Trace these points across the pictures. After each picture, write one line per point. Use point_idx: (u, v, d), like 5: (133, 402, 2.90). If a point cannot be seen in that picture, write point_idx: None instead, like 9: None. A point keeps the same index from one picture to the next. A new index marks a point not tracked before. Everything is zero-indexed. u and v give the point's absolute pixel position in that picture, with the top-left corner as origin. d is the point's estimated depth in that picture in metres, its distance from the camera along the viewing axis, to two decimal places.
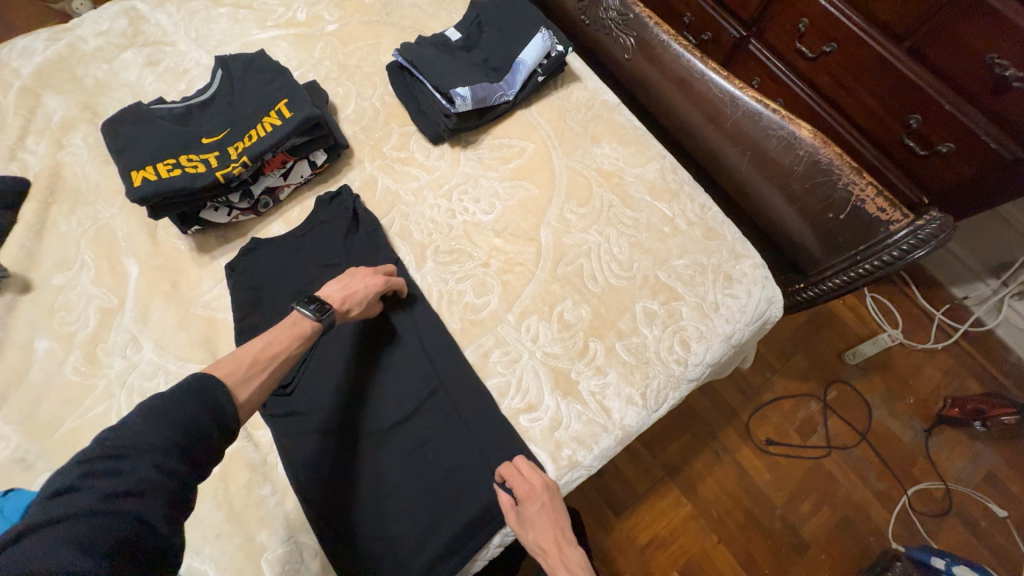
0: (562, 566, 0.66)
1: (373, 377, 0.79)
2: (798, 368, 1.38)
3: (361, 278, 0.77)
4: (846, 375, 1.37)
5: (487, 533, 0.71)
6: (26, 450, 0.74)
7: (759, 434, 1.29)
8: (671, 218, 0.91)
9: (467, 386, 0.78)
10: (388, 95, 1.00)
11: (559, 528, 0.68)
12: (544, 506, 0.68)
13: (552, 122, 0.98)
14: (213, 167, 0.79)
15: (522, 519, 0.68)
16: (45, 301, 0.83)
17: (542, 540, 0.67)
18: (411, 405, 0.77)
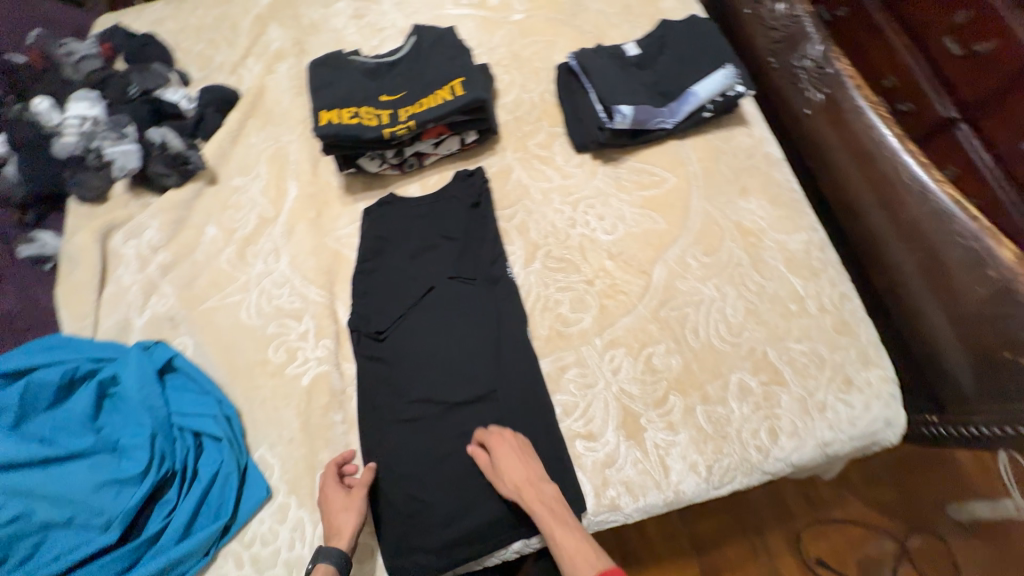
0: (537, 499, 0.70)
1: (450, 352, 0.83)
2: (885, 502, 1.20)
3: (328, 492, 0.73)
4: (946, 533, 1.16)
5: (510, 535, 0.73)
6: (178, 311, 0.90)
7: (810, 551, 1.15)
8: (801, 297, 0.83)
9: (535, 392, 0.80)
10: (549, 94, 1.02)
11: (530, 466, 0.72)
12: (514, 449, 0.73)
13: (703, 161, 0.94)
14: (383, 124, 0.87)
15: (494, 464, 0.72)
16: (222, 197, 0.99)
17: (518, 480, 0.71)
18: (476, 391, 0.80)
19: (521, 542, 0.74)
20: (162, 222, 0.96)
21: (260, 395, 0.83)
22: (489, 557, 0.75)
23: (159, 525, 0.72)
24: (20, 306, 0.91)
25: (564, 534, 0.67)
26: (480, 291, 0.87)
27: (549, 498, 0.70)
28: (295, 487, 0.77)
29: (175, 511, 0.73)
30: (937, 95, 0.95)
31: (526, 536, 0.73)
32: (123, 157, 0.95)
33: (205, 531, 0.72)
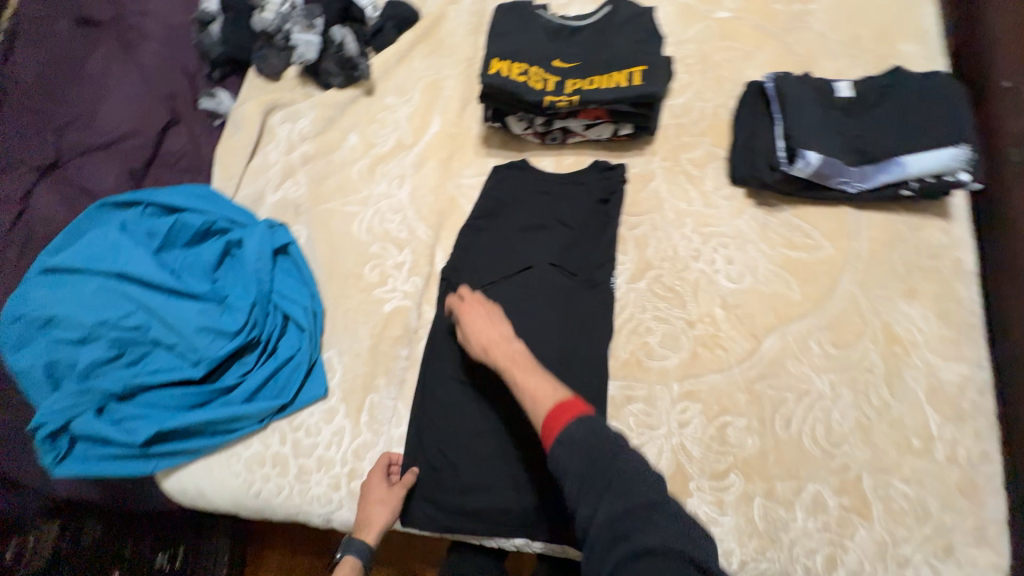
0: (503, 353, 0.72)
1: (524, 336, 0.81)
2: None
3: (371, 484, 0.75)
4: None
5: (516, 529, 0.74)
6: (303, 201, 0.96)
7: None
8: (930, 435, 0.71)
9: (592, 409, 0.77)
10: (724, 109, 0.92)
11: (497, 327, 0.75)
12: (482, 312, 0.77)
13: (874, 241, 0.81)
14: (547, 91, 0.84)
15: (464, 327, 0.76)
16: (372, 110, 1.02)
17: (485, 336, 0.74)
18: None
19: (523, 540, 0.75)
20: (317, 116, 1.02)
21: (345, 304, 0.89)
22: (487, 540, 0.76)
23: (233, 381, 0.81)
24: (185, 148, 1.02)
25: (533, 381, 0.67)
26: (575, 288, 0.84)
27: (514, 353, 0.71)
28: (348, 397, 0.83)
29: (249, 374, 0.82)
30: None
31: (532, 539, 0.74)
32: (305, 47, 1.03)
33: (266, 402, 0.80)
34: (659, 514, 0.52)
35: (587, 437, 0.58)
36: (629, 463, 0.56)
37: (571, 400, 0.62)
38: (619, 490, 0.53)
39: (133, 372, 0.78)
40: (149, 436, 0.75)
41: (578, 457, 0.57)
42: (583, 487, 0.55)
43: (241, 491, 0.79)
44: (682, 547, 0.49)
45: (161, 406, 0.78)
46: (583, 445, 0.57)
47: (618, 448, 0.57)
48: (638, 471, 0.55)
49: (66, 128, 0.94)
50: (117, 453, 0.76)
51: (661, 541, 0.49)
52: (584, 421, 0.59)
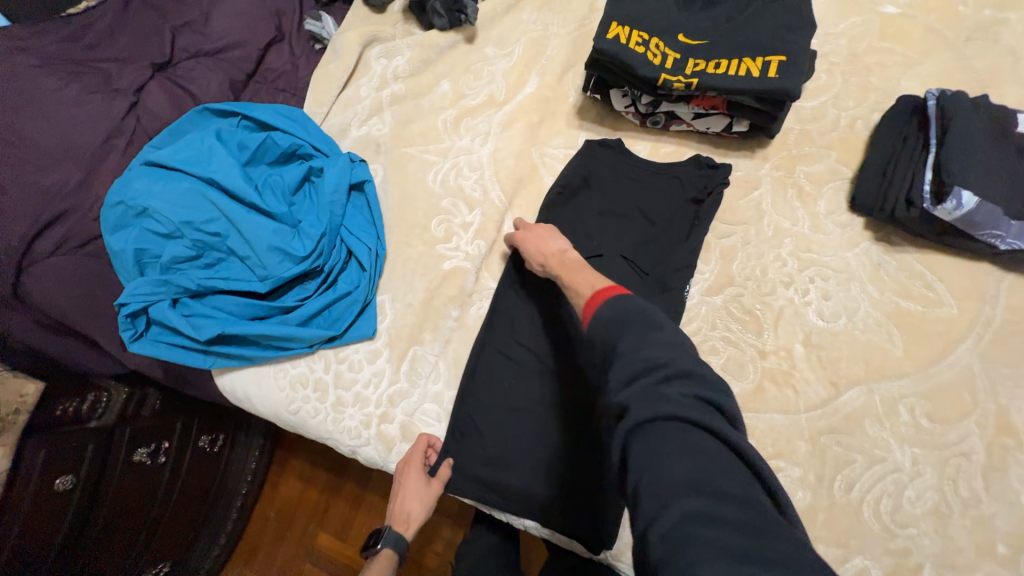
0: (556, 259, 0.71)
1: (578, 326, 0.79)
2: None
3: (408, 476, 0.76)
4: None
5: (526, 511, 0.74)
6: (385, 142, 0.95)
7: None
8: (1021, 546, 0.61)
9: None
10: (863, 122, 0.79)
11: (553, 240, 0.75)
12: (540, 232, 0.76)
13: (1011, 312, 0.68)
14: (664, 67, 0.75)
15: (522, 251, 0.77)
16: (469, 58, 0.97)
17: (539, 245, 0.75)
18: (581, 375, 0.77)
19: (533, 523, 0.75)
20: (413, 56, 0.99)
21: (406, 253, 0.88)
22: (498, 514, 0.78)
23: (293, 303, 0.84)
24: (285, 67, 1.04)
25: (580, 277, 0.65)
26: (643, 288, 0.78)
27: (568, 260, 0.70)
28: (393, 343, 0.84)
29: (308, 301, 0.84)
30: None
31: (540, 526, 0.74)
32: None
33: (319, 331, 0.82)
34: (668, 383, 0.45)
35: (611, 313, 0.54)
36: (644, 330, 0.50)
37: (606, 285, 0.59)
38: (620, 358, 0.48)
39: (208, 275, 0.83)
40: (212, 336, 0.81)
41: (599, 332, 0.54)
42: (603, 359, 0.51)
43: (282, 405, 0.85)
44: (684, 415, 0.42)
45: (227, 311, 0.83)
46: (607, 319, 0.54)
47: (650, 317, 0.51)
48: (655, 337, 0.49)
49: (183, 29, 0.98)
50: (185, 344, 0.83)
51: (660, 409, 0.43)
52: (611, 301, 0.55)
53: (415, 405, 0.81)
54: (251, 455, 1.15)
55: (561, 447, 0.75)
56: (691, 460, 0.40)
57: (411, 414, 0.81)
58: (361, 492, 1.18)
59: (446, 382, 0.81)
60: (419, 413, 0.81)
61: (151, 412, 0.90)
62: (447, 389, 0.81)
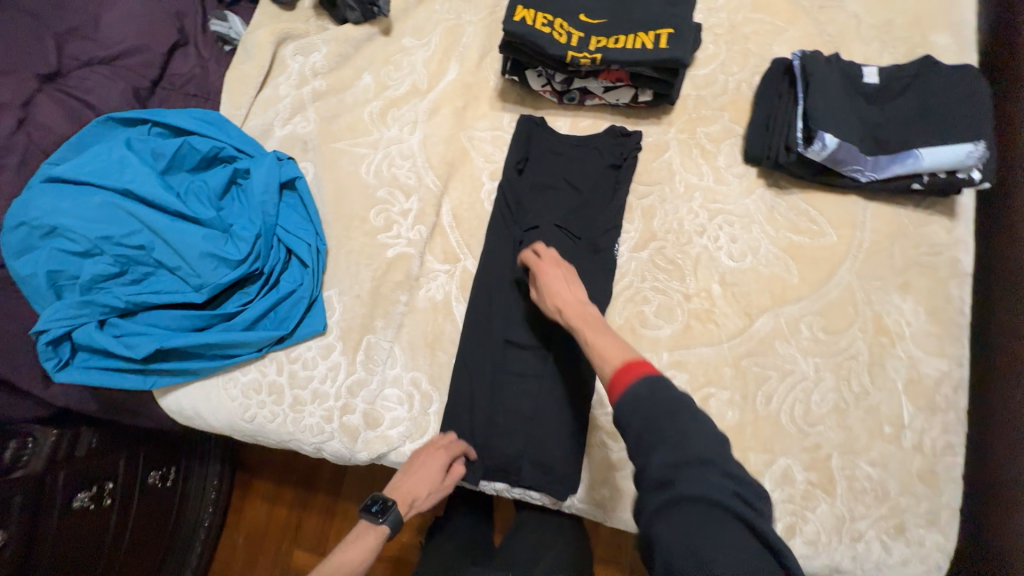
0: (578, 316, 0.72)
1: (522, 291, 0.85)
2: None
3: (427, 464, 0.77)
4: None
5: (497, 471, 0.80)
6: (311, 139, 0.95)
7: None
8: (901, 423, 0.74)
9: (580, 367, 0.81)
10: (747, 85, 0.90)
11: (573, 291, 0.75)
12: (561, 274, 0.77)
13: (879, 234, 0.81)
14: (571, 46, 0.81)
15: (540, 284, 0.76)
16: (388, 50, 0.99)
17: (561, 299, 0.74)
18: (530, 339, 0.83)
19: (500, 486, 0.82)
20: (330, 51, 0.99)
21: (348, 246, 0.89)
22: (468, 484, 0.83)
23: (234, 309, 0.82)
24: (193, 71, 1.00)
25: (603, 340, 0.68)
26: (579, 253, 0.85)
27: (587, 313, 0.72)
28: (347, 335, 0.85)
29: (251, 305, 0.83)
30: None
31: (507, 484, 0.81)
32: None
33: (267, 333, 0.81)
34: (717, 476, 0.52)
35: (649, 397, 0.59)
36: (686, 420, 0.55)
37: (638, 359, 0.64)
38: (667, 442, 0.54)
39: (136, 290, 0.79)
40: (150, 352, 0.78)
41: (634, 413, 0.59)
42: (638, 436, 0.57)
43: (237, 415, 0.84)
44: (733, 510, 0.50)
45: (164, 325, 0.80)
46: (643, 400, 0.58)
47: (686, 405, 0.58)
48: (697, 424, 0.56)
49: (69, 35, 0.92)
50: (120, 366, 0.79)
51: (704, 489, 0.51)
52: (645, 379, 0.60)
53: (375, 392, 0.83)
54: (211, 482, 1.11)
55: (522, 411, 0.81)
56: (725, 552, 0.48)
57: (372, 401, 0.82)
58: (335, 501, 1.17)
59: (404, 365, 0.84)
60: (381, 398, 0.83)
61: (87, 452, 0.83)
62: (405, 371, 0.84)
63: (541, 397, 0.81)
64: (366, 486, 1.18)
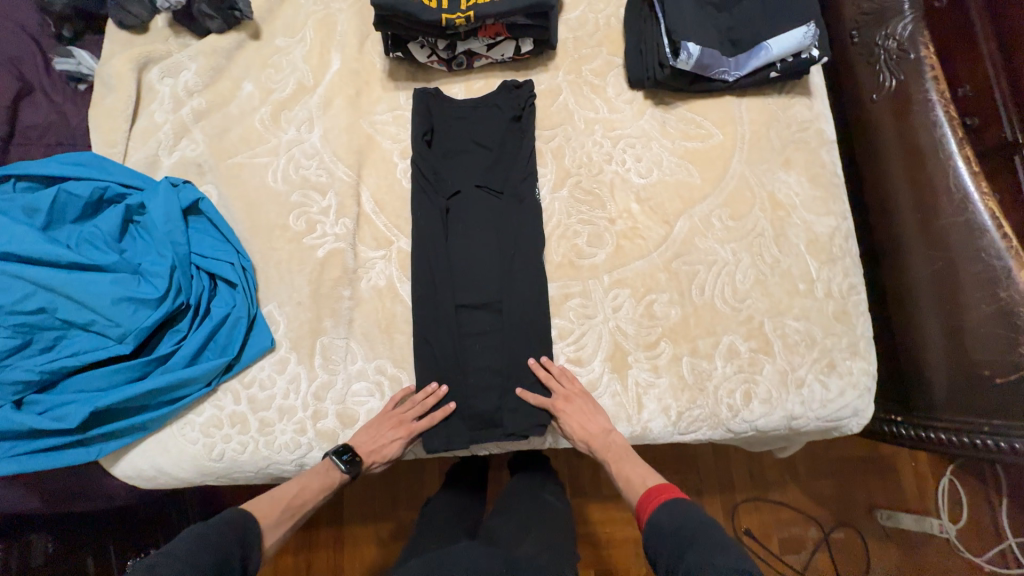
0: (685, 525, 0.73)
1: (460, 255, 0.87)
2: (819, 489, 1.27)
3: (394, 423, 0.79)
4: (865, 529, 1.24)
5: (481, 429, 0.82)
6: (204, 160, 0.90)
7: (742, 522, 1.25)
8: (812, 279, 0.85)
9: (535, 310, 0.84)
10: (615, 18, 0.96)
11: (597, 419, 0.79)
12: (582, 407, 0.79)
13: (756, 123, 0.91)
14: (443, 8, 0.83)
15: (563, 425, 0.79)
16: (263, 54, 0.95)
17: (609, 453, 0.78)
18: (481, 297, 0.85)
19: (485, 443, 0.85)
20: (199, 66, 0.93)
21: (275, 256, 0.86)
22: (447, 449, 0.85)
23: (168, 349, 0.77)
24: (50, 119, 0.91)
25: (629, 470, 0.78)
26: (506, 206, 0.88)
27: (614, 444, 0.78)
28: (298, 344, 0.83)
29: (186, 340, 0.79)
30: (1001, 102, 0.84)
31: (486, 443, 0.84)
32: None
33: (211, 363, 0.78)
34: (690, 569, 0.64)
35: (677, 523, 0.69)
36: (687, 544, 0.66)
37: (658, 484, 0.76)
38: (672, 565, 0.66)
39: (50, 358, 0.73)
40: (85, 417, 0.72)
41: (661, 540, 0.69)
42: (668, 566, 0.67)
43: (202, 457, 0.79)
44: None
45: (93, 386, 0.75)
46: (665, 531, 0.70)
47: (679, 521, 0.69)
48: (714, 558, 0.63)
49: None
50: (54, 441, 0.73)
51: None
52: (667, 506, 0.72)
53: (343, 392, 0.82)
54: None
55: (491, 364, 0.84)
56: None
57: (342, 401, 0.82)
58: (340, 528, 1.18)
59: (366, 357, 0.84)
60: (350, 395, 0.82)
61: None
62: (368, 362, 0.84)
63: (505, 342, 0.83)
64: (366, 503, 1.19)
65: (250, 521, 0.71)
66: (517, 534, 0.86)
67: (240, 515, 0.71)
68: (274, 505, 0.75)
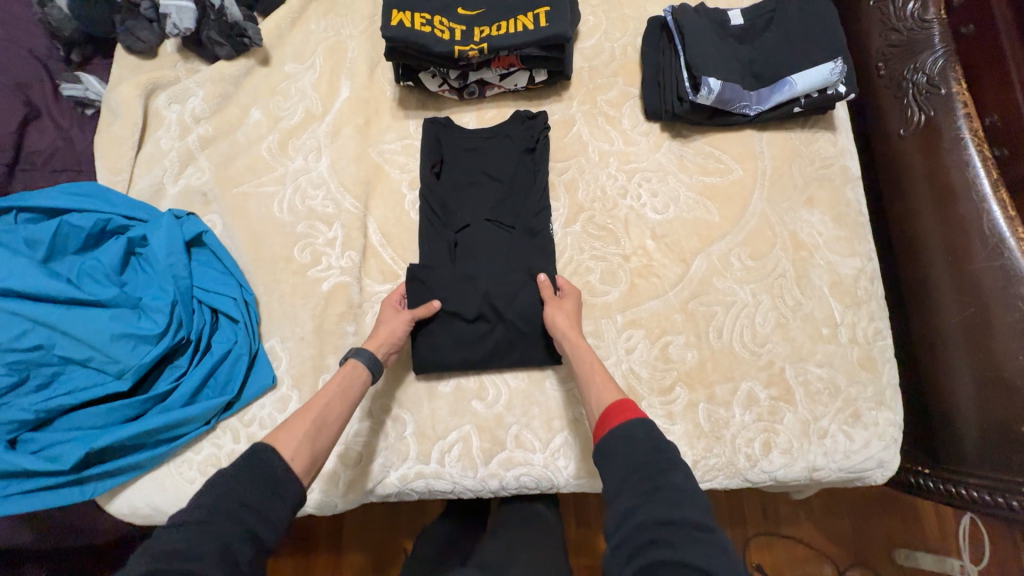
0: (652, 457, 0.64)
1: (470, 239, 0.86)
2: (833, 525, 1.22)
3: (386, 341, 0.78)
4: (883, 570, 1.18)
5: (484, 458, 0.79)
6: (209, 189, 0.89)
7: (753, 557, 1.19)
8: (835, 323, 0.81)
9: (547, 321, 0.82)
10: (632, 47, 0.94)
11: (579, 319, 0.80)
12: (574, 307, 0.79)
13: (777, 159, 0.88)
14: (455, 41, 0.81)
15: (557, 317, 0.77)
16: (272, 81, 0.94)
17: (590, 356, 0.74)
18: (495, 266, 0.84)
19: (489, 471, 0.79)
20: (207, 93, 0.92)
21: (279, 289, 0.84)
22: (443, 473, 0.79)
23: (166, 387, 0.75)
24: (55, 144, 0.90)
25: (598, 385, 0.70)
26: (520, 239, 0.86)
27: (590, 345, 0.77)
28: (299, 382, 0.80)
29: (185, 377, 0.76)
30: None
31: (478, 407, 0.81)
32: (178, 13, 0.87)
33: (210, 403, 0.75)
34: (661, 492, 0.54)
35: (649, 441, 0.59)
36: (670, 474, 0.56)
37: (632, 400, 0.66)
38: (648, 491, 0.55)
39: (46, 396, 0.71)
40: (79, 458, 0.70)
41: (630, 455, 0.59)
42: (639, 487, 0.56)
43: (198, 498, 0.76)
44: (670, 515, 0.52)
45: (89, 425, 0.72)
46: (637, 444, 0.60)
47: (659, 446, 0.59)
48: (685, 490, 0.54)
49: None
50: (48, 482, 0.70)
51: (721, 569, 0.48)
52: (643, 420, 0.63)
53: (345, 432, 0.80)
54: None
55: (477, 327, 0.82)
56: (694, 546, 0.49)
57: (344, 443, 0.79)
58: (337, 557, 1.15)
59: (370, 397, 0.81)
60: (353, 436, 0.80)
61: None
62: (373, 402, 0.81)
63: (502, 294, 0.82)
64: (366, 530, 1.16)
65: (271, 460, 0.60)
66: (507, 557, 0.79)
67: (257, 458, 0.59)
68: (290, 435, 0.64)
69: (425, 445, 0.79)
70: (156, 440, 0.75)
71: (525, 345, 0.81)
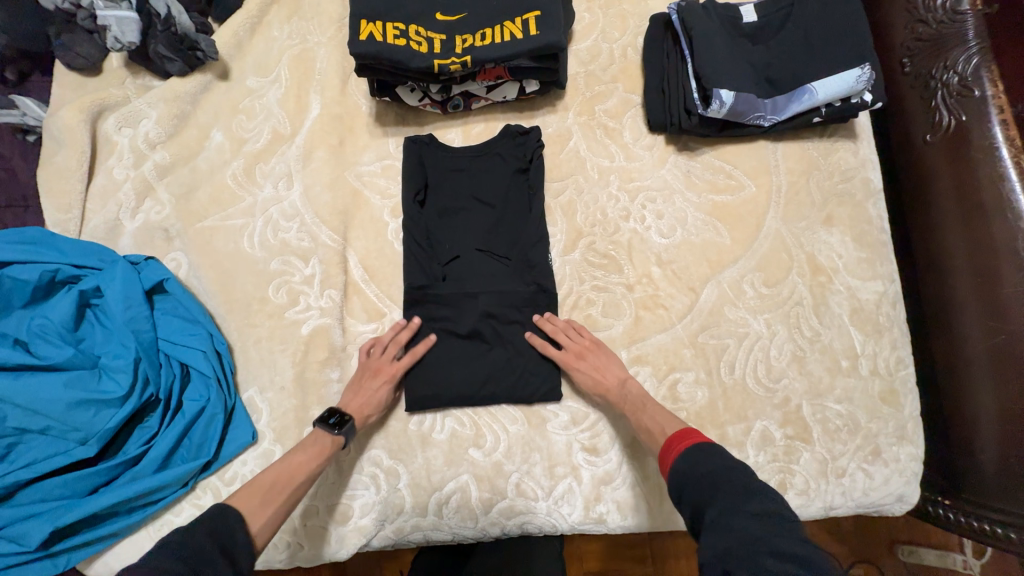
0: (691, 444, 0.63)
1: (460, 262, 0.79)
2: (838, 525, 1.12)
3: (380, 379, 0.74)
4: (886, 567, 1.10)
5: (483, 504, 0.74)
6: (170, 224, 0.81)
7: None
8: (855, 354, 0.76)
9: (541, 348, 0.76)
10: (632, 49, 0.85)
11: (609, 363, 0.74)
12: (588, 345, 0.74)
13: (792, 173, 0.80)
14: (435, 53, 0.72)
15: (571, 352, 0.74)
16: (233, 97, 0.84)
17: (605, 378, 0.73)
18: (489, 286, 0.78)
19: (489, 519, 0.74)
20: (160, 114, 0.83)
21: (255, 334, 0.78)
22: (440, 520, 0.74)
23: (137, 451, 0.69)
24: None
25: (647, 419, 0.68)
26: (514, 268, 0.79)
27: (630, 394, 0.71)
28: (281, 436, 0.74)
29: (156, 440, 0.70)
30: None
31: (479, 444, 0.76)
32: (119, 25, 0.77)
33: (184, 467, 0.69)
34: (716, 512, 0.51)
35: (696, 473, 0.57)
36: (725, 496, 0.52)
37: (681, 431, 0.64)
38: (710, 520, 0.51)
39: (3, 470, 0.65)
40: (45, 536, 0.65)
41: (690, 491, 0.56)
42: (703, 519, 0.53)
43: None
44: (731, 531, 0.48)
45: (54, 497, 0.67)
46: (691, 476, 0.57)
47: (714, 471, 0.56)
48: (742, 505, 0.50)
49: None
50: (15, 561, 0.65)
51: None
52: (690, 450, 0.60)
53: (334, 485, 0.75)
54: None
55: (472, 349, 0.77)
56: (756, 569, 0.44)
57: (333, 495, 0.75)
58: None
59: (360, 447, 0.76)
60: (343, 488, 0.75)
61: None
62: (364, 453, 0.76)
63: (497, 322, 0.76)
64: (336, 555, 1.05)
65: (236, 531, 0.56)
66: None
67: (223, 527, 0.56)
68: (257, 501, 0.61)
69: (420, 497, 0.75)
70: (129, 508, 0.70)
71: (522, 369, 0.76)
